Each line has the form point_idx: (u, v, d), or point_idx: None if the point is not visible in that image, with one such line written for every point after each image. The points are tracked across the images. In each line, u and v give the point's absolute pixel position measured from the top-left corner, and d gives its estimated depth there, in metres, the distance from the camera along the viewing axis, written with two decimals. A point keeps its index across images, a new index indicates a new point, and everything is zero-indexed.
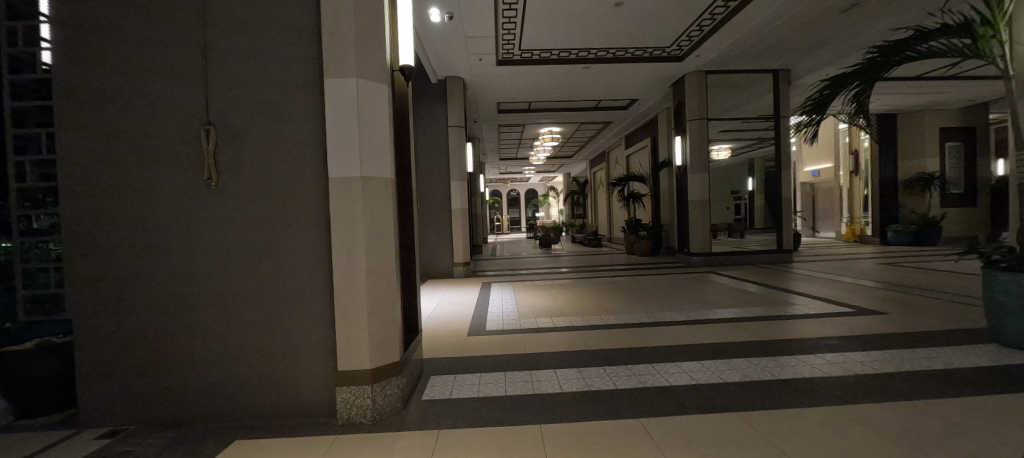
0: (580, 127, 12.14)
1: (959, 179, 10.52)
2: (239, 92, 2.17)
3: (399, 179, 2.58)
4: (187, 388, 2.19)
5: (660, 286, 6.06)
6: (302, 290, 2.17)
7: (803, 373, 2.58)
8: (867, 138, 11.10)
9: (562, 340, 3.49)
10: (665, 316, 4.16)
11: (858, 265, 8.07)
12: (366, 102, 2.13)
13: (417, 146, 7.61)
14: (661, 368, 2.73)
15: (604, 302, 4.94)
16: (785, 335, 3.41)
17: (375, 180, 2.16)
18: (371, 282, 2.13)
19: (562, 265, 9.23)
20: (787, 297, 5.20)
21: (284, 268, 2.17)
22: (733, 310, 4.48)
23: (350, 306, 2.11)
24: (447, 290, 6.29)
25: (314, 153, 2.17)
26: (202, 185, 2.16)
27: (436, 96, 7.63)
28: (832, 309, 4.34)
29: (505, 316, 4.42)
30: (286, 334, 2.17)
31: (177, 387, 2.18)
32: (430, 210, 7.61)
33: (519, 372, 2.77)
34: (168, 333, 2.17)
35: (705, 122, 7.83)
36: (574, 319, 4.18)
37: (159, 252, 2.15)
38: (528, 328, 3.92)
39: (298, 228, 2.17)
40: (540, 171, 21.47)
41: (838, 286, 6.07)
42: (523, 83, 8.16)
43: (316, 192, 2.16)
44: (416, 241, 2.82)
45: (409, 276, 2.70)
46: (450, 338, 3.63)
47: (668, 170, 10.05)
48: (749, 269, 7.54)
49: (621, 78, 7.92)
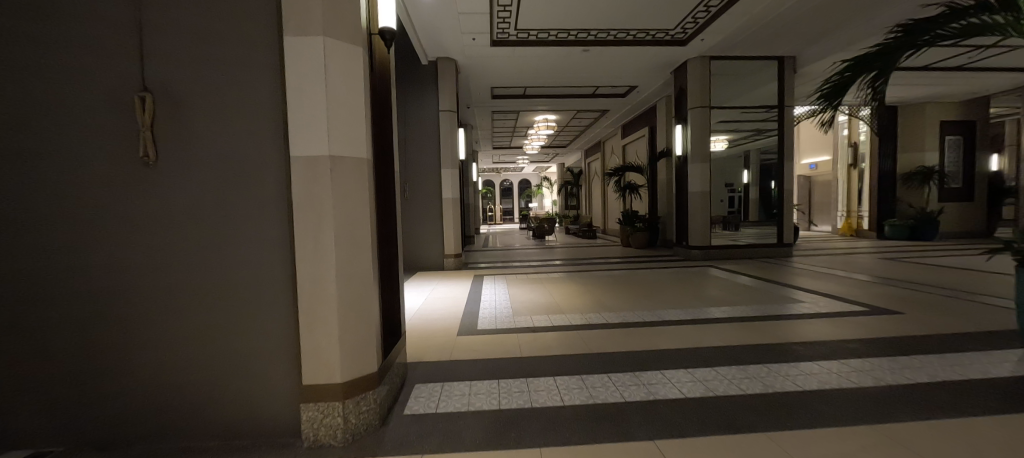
0: (576, 116, 11.79)
1: (957, 173, 10.42)
2: (180, 52, 1.80)
3: (379, 163, 2.24)
4: (124, 405, 1.85)
5: (660, 281, 5.79)
6: (262, 290, 1.84)
7: (829, 383, 2.33)
8: (865, 130, 10.95)
9: (561, 341, 3.21)
10: (668, 314, 3.91)
11: (858, 260, 7.90)
12: (335, 67, 1.78)
13: (407, 131, 7.22)
14: (671, 377, 2.46)
15: (603, 298, 4.64)
16: (800, 337, 3.17)
17: (347, 160, 1.82)
18: (343, 281, 1.81)
19: (556, 257, 8.97)
20: (792, 293, 4.99)
21: (238, 264, 1.83)
22: (740, 307, 4.22)
23: (318, 311, 1.79)
24: (436, 284, 5.96)
25: (273, 126, 1.82)
26: (138, 164, 1.80)
27: (425, 78, 7.22)
28: (842, 307, 4.12)
29: (497, 313, 4.11)
30: (242, 340, 1.85)
31: (110, 402, 1.84)
32: (420, 198, 7.26)
33: (514, 380, 2.48)
34: (99, 340, 1.82)
35: (707, 110, 7.52)
36: (572, 316, 3.89)
37: (83, 243, 1.79)
38: (523, 327, 3.63)
39: (255, 216, 1.83)
40: (534, 161, 21.13)
41: (841, 282, 5.89)
42: (519, 66, 7.76)
43: (275, 174, 1.82)
44: (399, 233, 2.51)
45: (390, 273, 2.39)
46: (438, 338, 3.33)
47: (667, 160, 9.75)
48: (749, 263, 7.31)
49: (620, 62, 7.56)
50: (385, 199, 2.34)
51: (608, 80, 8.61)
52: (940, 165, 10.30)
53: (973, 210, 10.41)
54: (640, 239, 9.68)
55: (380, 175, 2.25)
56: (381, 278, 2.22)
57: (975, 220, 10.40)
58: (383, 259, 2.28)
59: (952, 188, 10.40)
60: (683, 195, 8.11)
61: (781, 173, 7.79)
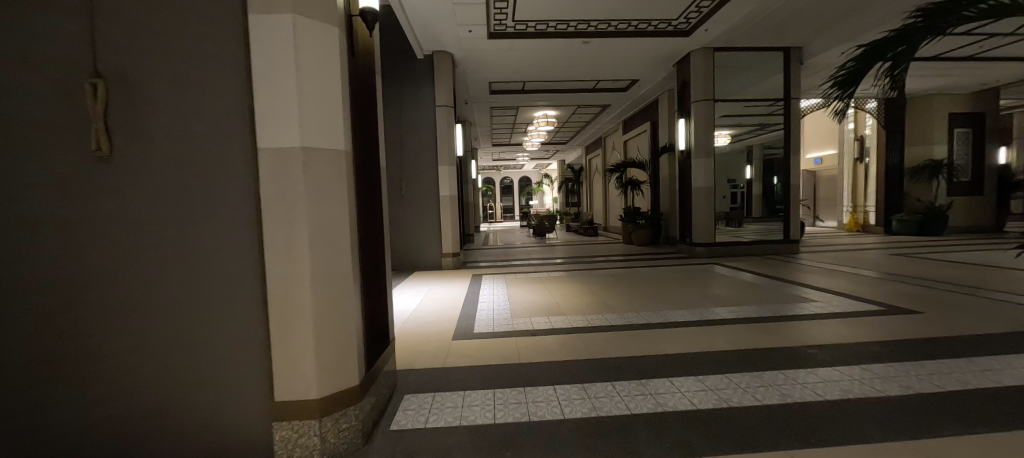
0: (576, 111, 11.59)
1: (965, 166, 10.21)
2: (135, 32, 1.60)
3: (361, 156, 2.06)
4: (69, 430, 1.62)
5: (664, 279, 5.61)
6: (230, 297, 1.66)
7: (853, 392, 2.15)
8: (872, 123, 10.72)
9: (562, 345, 3.03)
10: (674, 315, 3.73)
11: (867, 256, 7.70)
12: (308, 49, 1.60)
13: (402, 127, 7.03)
14: (682, 386, 2.28)
15: (606, 298, 4.46)
16: (815, 339, 2.98)
17: (322, 153, 1.64)
18: (320, 287, 1.64)
19: (556, 255, 8.79)
20: (802, 292, 4.80)
21: (203, 268, 1.65)
22: (749, 306, 4.04)
23: (291, 321, 1.61)
24: (434, 283, 5.80)
25: (240, 115, 1.63)
26: (88, 157, 1.60)
27: (421, 72, 7.01)
28: (856, 306, 3.94)
29: (495, 315, 3.93)
30: (209, 352, 1.67)
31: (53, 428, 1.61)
32: (417, 196, 7.09)
33: (511, 390, 2.31)
34: (35, 358, 1.58)
35: (711, 103, 7.31)
36: (573, 318, 3.70)
37: (10, 250, 1.54)
38: (521, 330, 3.46)
39: (221, 215, 1.64)
40: (534, 158, 20.93)
41: (851, 280, 5.70)
42: (517, 60, 7.56)
43: (243, 168, 1.64)
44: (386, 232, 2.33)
45: (376, 275, 2.21)
46: (432, 343, 3.15)
47: (669, 155, 9.55)
48: (755, 260, 7.12)
49: (622, 54, 7.35)
50: (368, 196, 2.16)
51: (610, 73, 8.40)
52: (948, 159, 10.09)
53: (982, 204, 10.19)
54: (642, 236, 9.49)
55: (362, 170, 2.07)
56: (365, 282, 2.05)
57: (985, 215, 10.18)
58: (367, 262, 2.10)
59: (961, 181, 10.19)
60: (686, 191, 7.90)
61: (787, 167, 7.58)
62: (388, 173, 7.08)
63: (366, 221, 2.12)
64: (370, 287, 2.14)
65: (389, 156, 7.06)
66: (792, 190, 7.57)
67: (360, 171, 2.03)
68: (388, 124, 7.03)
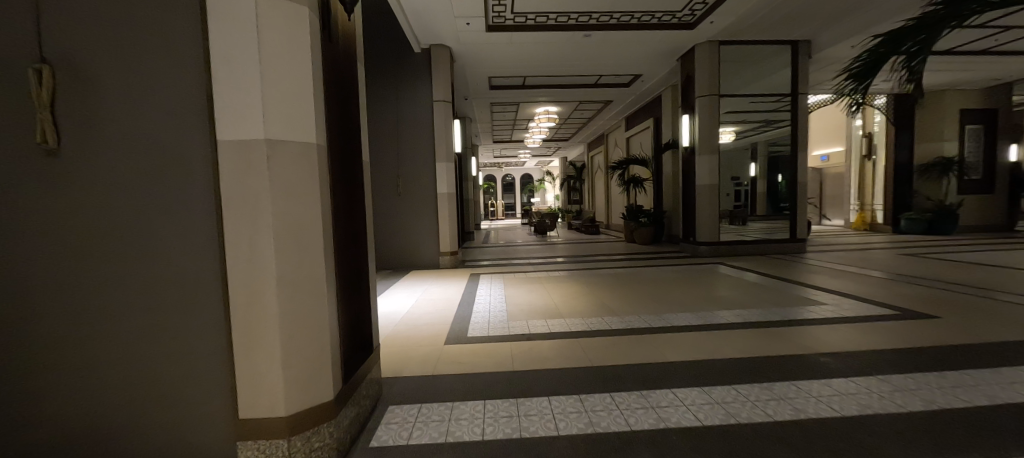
0: (578, 107, 11.40)
1: (977, 164, 9.97)
2: (85, 12, 1.45)
3: (338, 151, 1.91)
4: (18, 448, 1.50)
5: (667, 280, 5.44)
6: (189, 305, 1.51)
7: (871, 407, 1.98)
8: (880, 119, 10.49)
9: (559, 351, 2.88)
10: (677, 318, 3.57)
11: (876, 256, 7.50)
12: (272, 30, 1.44)
13: (399, 122, 6.88)
14: (686, 398, 2.12)
15: (606, 300, 4.29)
16: (828, 346, 2.81)
17: (289, 147, 1.49)
18: (287, 294, 1.49)
19: (557, 254, 8.63)
20: (810, 293, 4.63)
21: (161, 272, 1.50)
22: (756, 309, 3.86)
23: (256, 332, 1.47)
24: (430, 283, 5.65)
25: (199, 103, 1.48)
26: (35, 151, 1.46)
27: (419, 66, 6.84)
28: (867, 309, 3.77)
29: (491, 317, 3.78)
30: (168, 364, 1.52)
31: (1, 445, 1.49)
32: (415, 193, 6.95)
33: (503, 401, 2.15)
34: None
35: (716, 98, 7.11)
36: (572, 321, 3.55)
37: None
38: (517, 333, 3.31)
39: (180, 215, 1.49)
40: (536, 155, 20.75)
41: (860, 281, 5.52)
42: (516, 53, 7.38)
43: (204, 163, 1.49)
44: (370, 232, 2.18)
45: (357, 279, 2.06)
46: (424, 348, 3.01)
47: (673, 151, 9.35)
48: (761, 260, 6.93)
49: (625, 48, 7.15)
50: (347, 193, 2.01)
51: (612, 68, 8.21)
52: (959, 156, 9.85)
53: (994, 202, 9.95)
54: (645, 234, 9.31)
55: (339, 166, 1.91)
56: (343, 287, 1.90)
57: (996, 213, 9.94)
58: (345, 264, 1.95)
59: (972, 179, 9.95)
60: (690, 189, 7.71)
61: (794, 164, 7.36)
62: (385, 170, 6.94)
63: (345, 220, 1.97)
64: (349, 291, 1.99)
65: (386, 153, 6.92)
66: (799, 187, 7.36)
67: (337, 166, 1.87)
68: (385, 119, 6.88)
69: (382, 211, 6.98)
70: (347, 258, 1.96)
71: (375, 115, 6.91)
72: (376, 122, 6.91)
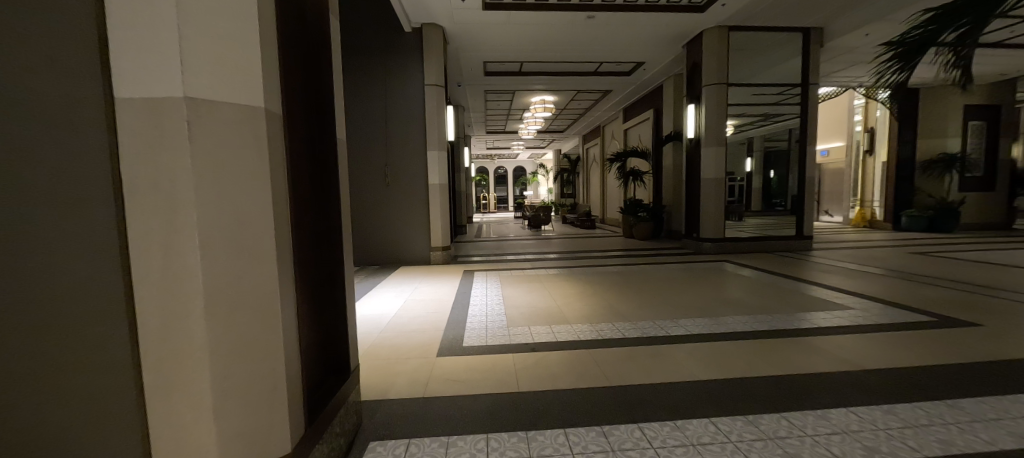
0: (575, 96, 10.99)
1: (979, 160, 9.81)
2: None
3: (301, 125, 1.48)
4: None
5: (676, 278, 5.08)
6: (73, 333, 1.03)
7: (955, 445, 1.63)
8: (882, 113, 10.29)
9: (569, 364, 2.51)
10: (694, 323, 3.23)
11: (882, 253, 7.28)
12: None
13: (388, 108, 6.40)
14: (732, 431, 1.75)
15: (614, 302, 3.91)
16: (874, 359, 2.47)
17: (223, 111, 1.06)
18: (223, 316, 1.07)
19: (554, 249, 8.25)
20: (827, 293, 4.35)
21: (21, 286, 0.99)
22: (780, 313, 3.51)
23: (178, 369, 1.05)
24: (421, 281, 5.21)
25: (84, 35, 0.99)
26: None
27: (409, 47, 6.34)
28: (899, 313, 3.45)
29: (488, 323, 3.38)
30: (41, 420, 1.04)
31: None
32: (405, 183, 6.50)
33: (510, 435, 1.77)
34: None
35: (724, 87, 6.73)
36: (579, 328, 3.19)
37: None
38: (518, 342, 2.93)
39: (49, 201, 0.99)
40: (530, 147, 20.28)
41: (876, 280, 5.25)
42: (513, 35, 6.92)
43: (88, 125, 1.00)
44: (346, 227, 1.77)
45: (329, 287, 1.65)
46: (413, 361, 2.62)
47: (674, 143, 8.98)
48: (767, 258, 6.65)
49: (630, 31, 6.73)
50: (315, 179, 1.58)
51: (614, 54, 7.79)
52: (962, 152, 9.67)
53: (994, 200, 9.83)
54: (643, 230, 9.04)
55: (304, 144, 1.48)
56: (307, 298, 1.49)
57: (996, 212, 9.83)
58: (311, 270, 1.53)
59: (974, 176, 9.80)
60: (694, 182, 7.37)
61: (803, 158, 7.04)
62: (372, 158, 6.46)
63: (311, 213, 1.54)
64: (317, 303, 1.58)
65: (373, 140, 6.44)
66: (806, 181, 7.06)
67: (299, 144, 1.44)
68: (373, 103, 6.40)
69: (369, 202, 6.52)
70: (312, 261, 1.54)
71: (362, 98, 6.40)
72: (363, 106, 6.41)
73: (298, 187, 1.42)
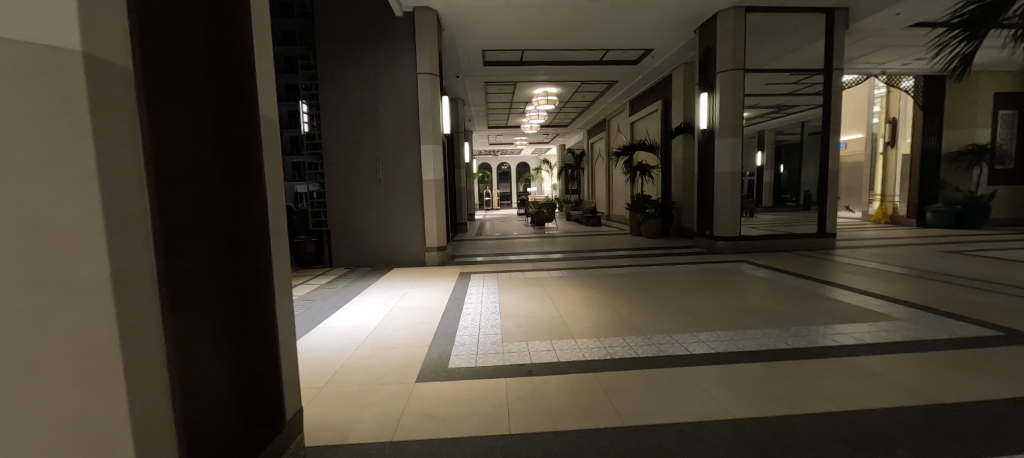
0: (579, 88, 10.52)
1: (1010, 151, 9.21)
2: None
3: (195, 96, 1.09)
4: None
5: (690, 281, 4.63)
6: None
7: None
8: (907, 101, 9.79)
9: (572, 395, 2.09)
10: (717, 338, 2.80)
11: (910, 252, 6.77)
12: None
13: (379, 99, 5.99)
14: None
15: (624, 311, 3.47)
16: (947, 389, 2.02)
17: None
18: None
19: (556, 248, 7.83)
20: (861, 298, 3.90)
21: None
22: (813, 323, 3.07)
23: None
24: (411, 285, 4.78)
25: None
26: None
27: (399, 33, 5.91)
28: (954, 325, 2.98)
29: (480, 337, 2.97)
30: None
31: None
32: (398, 179, 6.10)
33: None
34: None
35: (740, 73, 6.23)
36: (583, 344, 2.77)
37: None
38: (513, 362, 2.51)
39: None
40: (533, 143, 19.83)
41: (911, 282, 4.76)
42: (513, 20, 6.45)
43: None
44: (279, 233, 1.38)
45: (244, 315, 1.25)
46: (387, 388, 2.21)
47: (684, 135, 8.49)
48: (786, 257, 6.18)
49: (638, 14, 6.24)
50: (226, 171, 1.19)
51: (620, 40, 7.30)
52: (992, 143, 9.07)
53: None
54: (652, 227, 8.59)
55: (198, 123, 1.09)
56: (209, 333, 1.10)
57: None
58: (216, 293, 1.14)
59: (1004, 169, 9.21)
60: (707, 176, 6.90)
61: (824, 149, 6.53)
62: (361, 153, 6.05)
63: (218, 218, 1.16)
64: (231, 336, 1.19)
65: (363, 132, 6.03)
66: (829, 174, 6.55)
67: (188, 122, 1.05)
68: (362, 94, 5.99)
69: (359, 200, 6.12)
70: (221, 281, 1.15)
71: (350, 88, 5.98)
72: (352, 97, 5.99)
73: (182, 181, 1.02)
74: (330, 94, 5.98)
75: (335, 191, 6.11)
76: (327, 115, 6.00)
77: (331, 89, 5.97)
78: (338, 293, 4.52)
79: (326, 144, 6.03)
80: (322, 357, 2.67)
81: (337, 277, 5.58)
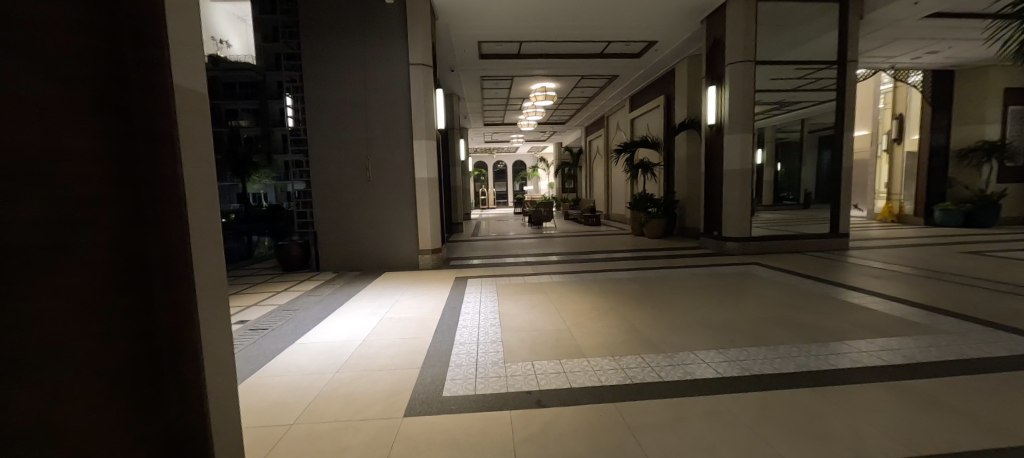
0: (578, 83, 10.17)
1: (1020, 148, 8.97)
2: None
3: (50, 46, 0.75)
4: None
5: (703, 286, 4.30)
6: None
7: None
8: (915, 97, 9.54)
9: (590, 431, 1.76)
10: (749, 356, 2.46)
11: (926, 253, 6.48)
12: None
13: (368, 91, 5.61)
14: None
15: (637, 323, 3.13)
16: None
17: None
18: None
19: (556, 249, 7.50)
20: (892, 306, 3.58)
21: None
22: (849, 336, 2.75)
23: None
24: (402, 293, 4.41)
25: None
26: None
27: (390, 21, 5.53)
28: (1009, 340, 2.66)
29: (478, 356, 2.62)
30: None
31: None
32: (389, 178, 5.73)
33: None
34: None
35: (751, 65, 5.90)
36: (598, 364, 2.42)
37: None
38: (516, 389, 2.16)
39: None
40: (530, 140, 19.49)
41: (937, 287, 4.46)
42: (510, 9, 6.08)
43: None
44: (193, 233, 1.03)
45: (158, 346, 0.94)
46: (368, 427, 1.84)
47: (687, 132, 8.18)
48: (798, 259, 5.89)
49: (644, 3, 5.90)
50: (102, 142, 0.84)
51: (623, 32, 6.97)
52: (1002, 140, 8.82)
53: None
54: (655, 227, 8.29)
55: (56, 94, 0.76)
56: (69, 373, 0.77)
57: None
58: (95, 329, 0.83)
59: (1013, 166, 8.97)
60: (715, 174, 6.57)
61: (836, 145, 6.26)
62: (350, 149, 5.68)
63: (93, 209, 0.82)
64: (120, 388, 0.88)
65: (351, 128, 5.65)
66: (842, 172, 6.26)
67: (32, 95, 0.72)
68: (349, 86, 5.60)
69: (347, 199, 5.74)
70: (98, 314, 0.84)
71: (337, 80, 5.59)
72: (339, 90, 5.61)
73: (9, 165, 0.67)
74: (315, 86, 5.58)
75: (321, 190, 5.71)
76: (312, 108, 5.61)
77: (316, 80, 5.58)
78: (322, 302, 4.15)
79: (312, 141, 5.64)
80: (296, 384, 2.30)
81: (323, 282, 5.20)
